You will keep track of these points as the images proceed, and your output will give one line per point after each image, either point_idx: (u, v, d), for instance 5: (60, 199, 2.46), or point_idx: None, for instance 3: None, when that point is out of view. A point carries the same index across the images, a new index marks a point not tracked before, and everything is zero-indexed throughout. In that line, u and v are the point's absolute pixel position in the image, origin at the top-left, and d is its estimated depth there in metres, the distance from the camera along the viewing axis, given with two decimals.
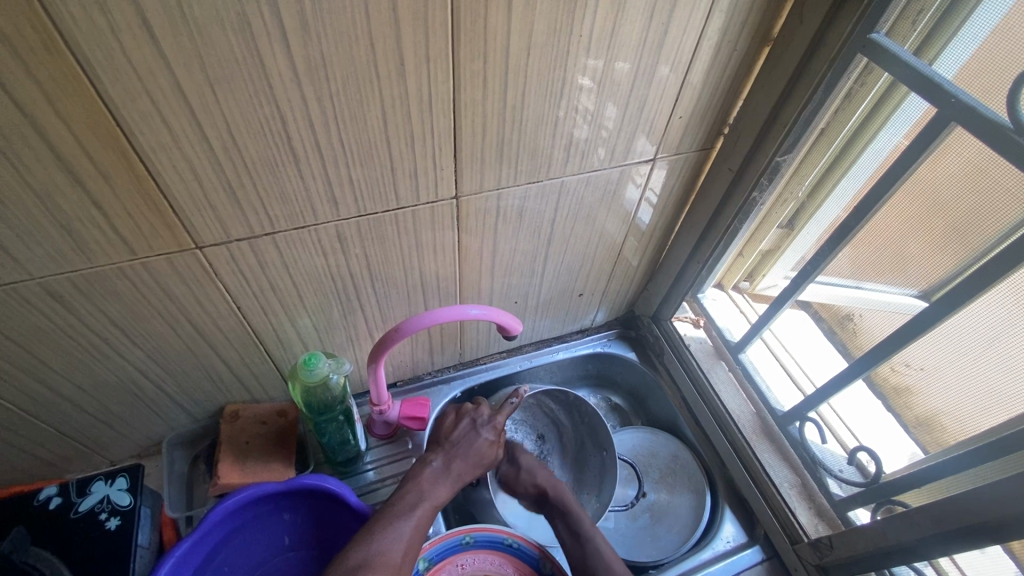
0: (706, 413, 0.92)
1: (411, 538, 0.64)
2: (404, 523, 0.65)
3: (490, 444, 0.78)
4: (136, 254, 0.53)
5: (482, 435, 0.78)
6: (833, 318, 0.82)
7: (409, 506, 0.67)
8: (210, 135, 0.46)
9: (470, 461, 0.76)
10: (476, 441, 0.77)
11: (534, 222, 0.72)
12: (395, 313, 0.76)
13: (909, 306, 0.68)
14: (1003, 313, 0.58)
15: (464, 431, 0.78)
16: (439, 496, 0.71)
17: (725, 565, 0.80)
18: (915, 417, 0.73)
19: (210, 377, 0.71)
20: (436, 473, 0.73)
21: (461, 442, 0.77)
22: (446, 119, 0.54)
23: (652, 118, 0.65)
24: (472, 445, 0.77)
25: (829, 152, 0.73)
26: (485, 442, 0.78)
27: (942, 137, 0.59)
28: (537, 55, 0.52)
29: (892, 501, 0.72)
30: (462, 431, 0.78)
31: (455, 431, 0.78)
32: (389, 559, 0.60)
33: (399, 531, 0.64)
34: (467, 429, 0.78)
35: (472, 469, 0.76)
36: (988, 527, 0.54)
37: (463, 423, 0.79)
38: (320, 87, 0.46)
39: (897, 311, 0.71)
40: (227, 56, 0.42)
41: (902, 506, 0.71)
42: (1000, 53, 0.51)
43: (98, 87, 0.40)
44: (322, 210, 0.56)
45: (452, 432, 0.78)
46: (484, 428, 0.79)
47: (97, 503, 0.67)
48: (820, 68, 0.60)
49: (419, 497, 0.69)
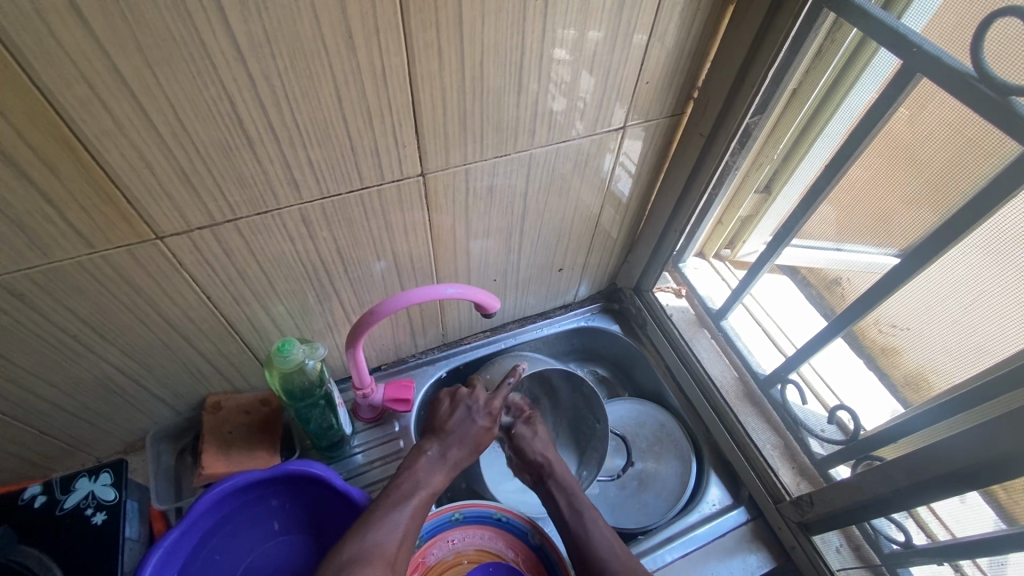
0: (691, 382, 0.93)
1: (407, 528, 0.65)
2: (400, 512, 0.65)
3: (484, 431, 0.77)
4: (94, 248, 0.52)
5: (476, 422, 0.77)
6: (820, 283, 0.80)
7: (404, 494, 0.67)
8: (156, 119, 0.45)
9: (466, 448, 0.75)
10: (472, 428, 0.76)
11: (506, 197, 0.71)
12: (371, 295, 0.75)
13: (882, 265, 0.68)
14: (974, 266, 0.59)
15: (459, 419, 0.77)
16: (434, 484, 0.70)
17: (711, 527, 0.82)
18: (903, 375, 0.71)
19: (188, 369, 0.71)
20: (430, 462, 0.73)
21: (457, 429, 0.76)
22: (403, 93, 0.52)
23: (619, 85, 0.64)
24: (467, 434, 0.76)
25: (802, 111, 0.72)
26: (480, 429, 0.77)
27: (907, 90, 0.58)
28: (492, 22, 0.51)
29: (871, 457, 0.73)
30: (458, 419, 0.77)
31: (450, 420, 0.77)
32: (387, 549, 0.61)
33: (393, 522, 0.64)
34: (462, 417, 0.77)
35: (467, 457, 0.75)
36: (957, 475, 0.56)
37: (459, 411, 0.77)
38: (266, 64, 0.45)
39: (869, 270, 0.71)
40: (165, 36, 0.40)
41: (880, 460, 0.71)
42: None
43: (32, 75, 0.39)
44: (283, 193, 0.56)
45: (446, 421, 0.77)
46: (479, 415, 0.77)
47: (82, 500, 0.67)
48: (786, 25, 0.59)
49: (413, 486, 0.69)
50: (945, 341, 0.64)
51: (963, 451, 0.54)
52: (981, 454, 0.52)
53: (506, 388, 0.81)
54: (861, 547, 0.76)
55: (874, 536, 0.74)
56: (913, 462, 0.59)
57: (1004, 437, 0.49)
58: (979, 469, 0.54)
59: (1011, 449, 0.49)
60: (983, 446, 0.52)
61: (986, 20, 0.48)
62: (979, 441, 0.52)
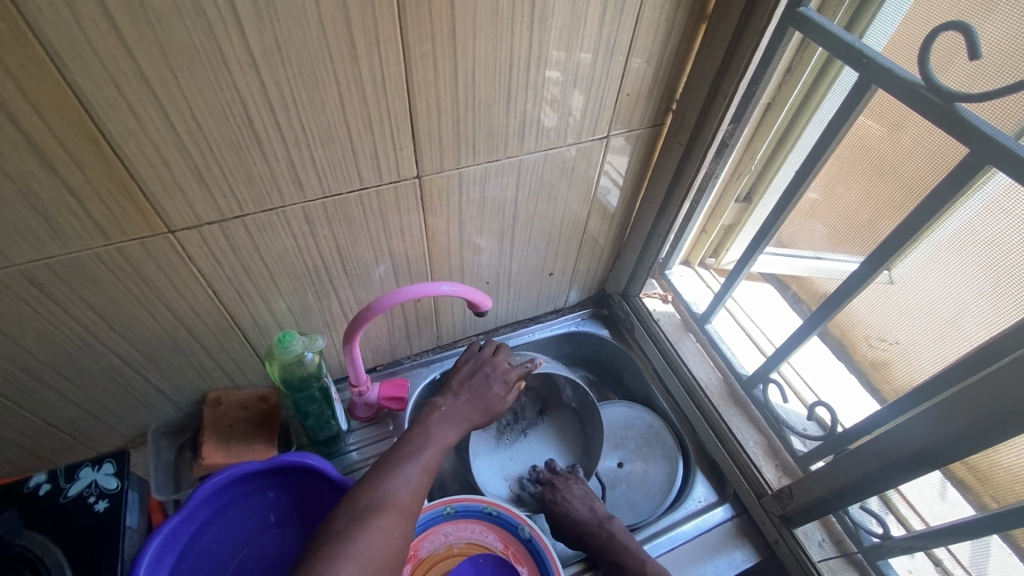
0: (676, 382, 0.96)
1: (419, 481, 0.64)
2: (420, 459, 0.66)
3: (498, 397, 0.79)
4: (110, 238, 0.55)
5: (491, 388, 0.79)
6: (811, 298, 0.83)
7: (418, 447, 0.68)
8: (174, 118, 0.49)
9: (479, 407, 0.77)
10: (485, 393, 0.78)
11: (497, 203, 0.75)
12: (369, 294, 0.79)
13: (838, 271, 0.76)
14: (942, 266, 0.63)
15: (477, 382, 0.79)
16: (446, 438, 0.71)
17: (697, 523, 0.84)
18: (892, 390, 0.72)
19: (192, 363, 0.74)
20: (444, 415, 0.74)
21: (471, 390, 0.78)
22: (400, 99, 0.57)
23: (602, 97, 0.69)
24: (480, 397, 0.78)
25: (777, 124, 0.77)
26: (493, 395, 0.79)
27: (865, 97, 0.63)
28: (482, 36, 0.56)
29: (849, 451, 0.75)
30: (475, 381, 0.79)
31: (467, 382, 0.79)
32: (401, 501, 0.61)
33: (407, 474, 0.64)
34: (480, 380, 0.80)
35: (479, 418, 0.77)
36: (922, 453, 0.59)
37: (478, 374, 0.80)
38: (276, 71, 0.49)
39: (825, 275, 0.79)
40: (186, 44, 0.45)
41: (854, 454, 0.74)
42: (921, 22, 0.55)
43: (66, 75, 0.43)
44: (288, 192, 0.60)
45: (464, 381, 0.79)
46: (495, 381, 0.80)
47: (85, 487, 0.70)
48: (752, 41, 0.64)
49: (427, 439, 0.70)
50: (931, 352, 0.66)
51: (922, 431, 0.58)
52: (940, 434, 0.56)
53: (524, 367, 0.82)
54: (843, 541, 0.78)
55: (855, 530, 0.77)
56: (879, 446, 0.62)
57: (966, 410, 0.53)
58: (939, 449, 0.58)
59: (967, 425, 0.53)
60: (942, 426, 0.55)
61: (934, 30, 0.53)
62: (938, 420, 0.56)
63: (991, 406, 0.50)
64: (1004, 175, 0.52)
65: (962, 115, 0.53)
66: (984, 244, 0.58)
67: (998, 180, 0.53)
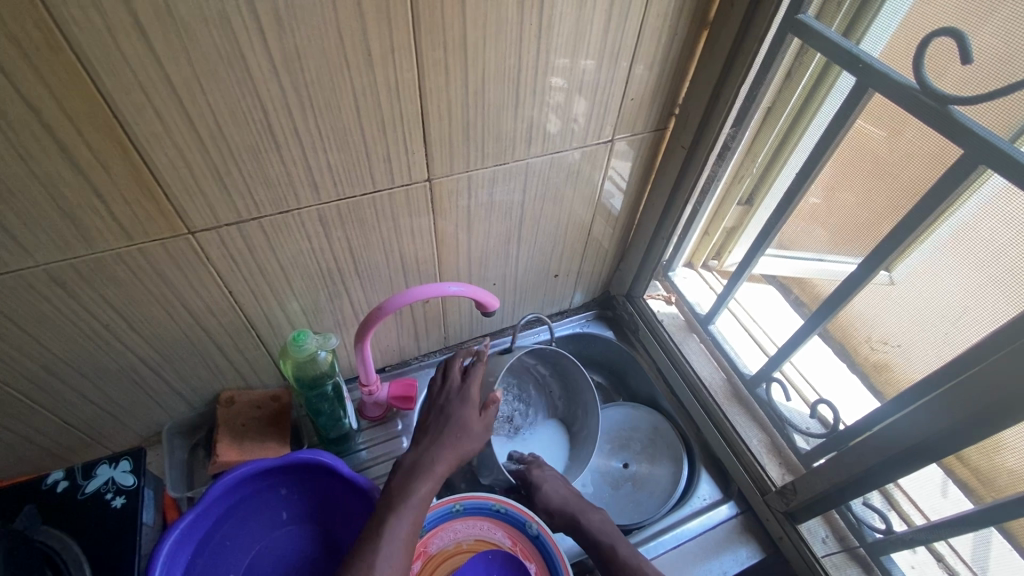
0: (680, 381, 0.98)
1: (401, 550, 0.61)
2: (388, 534, 0.61)
3: (464, 425, 0.72)
4: (133, 239, 0.57)
5: (454, 415, 0.72)
6: (812, 301, 0.86)
7: (390, 510, 0.64)
8: (198, 123, 0.51)
9: (448, 442, 0.70)
10: (448, 426, 0.72)
11: (505, 205, 0.77)
12: (378, 294, 0.80)
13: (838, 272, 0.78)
14: (940, 265, 0.64)
15: (438, 418, 0.73)
16: (421, 488, 0.66)
17: (701, 521, 0.85)
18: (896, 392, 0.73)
19: (205, 363, 0.75)
20: (417, 469, 0.67)
21: (433, 429, 0.72)
22: (413, 104, 0.59)
23: (607, 102, 0.70)
24: (444, 430, 0.71)
25: (777, 128, 0.79)
26: (458, 425, 0.71)
27: (862, 101, 0.65)
28: (492, 43, 0.58)
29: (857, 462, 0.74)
30: (437, 418, 0.73)
31: (430, 421, 0.73)
32: None
33: (388, 550, 0.60)
34: (441, 414, 0.73)
35: (454, 454, 0.70)
36: (925, 444, 0.61)
37: (437, 410, 0.74)
38: (296, 78, 0.51)
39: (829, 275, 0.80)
40: (211, 51, 0.47)
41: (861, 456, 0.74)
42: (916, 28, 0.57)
43: (97, 82, 0.45)
44: (304, 195, 0.62)
45: (427, 421, 0.73)
46: (456, 407, 0.73)
47: (103, 484, 0.72)
48: (753, 46, 0.66)
49: (400, 498, 0.65)
50: (928, 359, 0.68)
51: (920, 424, 0.60)
52: (939, 425, 0.58)
53: (474, 372, 0.76)
54: (846, 537, 0.79)
55: (858, 526, 0.78)
56: (881, 440, 0.64)
57: (969, 399, 0.54)
58: (938, 440, 0.60)
59: (966, 415, 0.56)
60: (942, 417, 0.58)
61: (924, 40, 0.55)
62: (938, 413, 0.58)
63: (988, 396, 0.53)
64: (999, 177, 0.54)
65: (956, 119, 0.55)
66: (980, 245, 0.59)
67: (994, 182, 0.55)
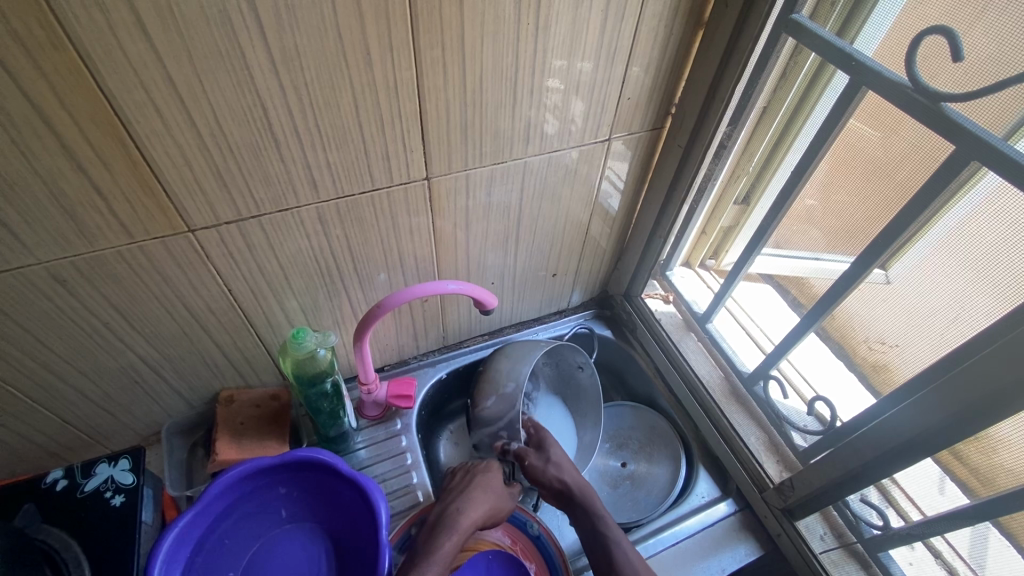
0: (678, 380, 0.98)
1: None
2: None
3: (488, 488, 0.77)
4: (133, 237, 0.57)
5: (479, 479, 0.78)
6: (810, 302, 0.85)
7: (419, 562, 0.67)
8: (198, 121, 0.51)
9: (476, 504, 0.74)
10: (474, 486, 0.76)
11: (503, 205, 0.78)
12: (378, 294, 0.81)
13: (828, 271, 0.80)
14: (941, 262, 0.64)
15: (461, 481, 0.78)
16: (449, 541, 0.69)
17: (700, 518, 0.85)
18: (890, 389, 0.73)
19: (205, 361, 0.75)
20: (443, 526, 0.71)
21: (456, 490, 0.76)
22: (411, 102, 0.59)
23: (603, 101, 0.71)
24: (467, 489, 0.76)
25: (773, 127, 0.80)
26: (482, 489, 0.76)
27: (855, 100, 0.66)
28: (489, 43, 0.58)
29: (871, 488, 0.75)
30: (460, 482, 0.78)
31: (455, 485, 0.77)
32: None
33: None
34: (465, 479, 0.78)
35: (481, 514, 0.74)
36: (929, 436, 0.61)
37: (462, 477, 0.79)
38: (295, 76, 0.52)
39: (818, 274, 0.82)
40: (211, 49, 0.47)
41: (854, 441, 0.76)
42: (908, 27, 0.58)
43: (98, 79, 0.46)
44: (303, 193, 0.62)
45: (452, 486, 0.78)
46: (480, 473, 0.79)
47: (102, 483, 0.72)
48: (747, 46, 0.67)
49: (429, 551, 0.68)
50: (921, 355, 0.68)
51: (916, 419, 0.60)
52: (933, 419, 0.59)
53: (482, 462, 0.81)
54: (844, 533, 0.80)
55: (855, 522, 0.78)
56: (879, 434, 0.65)
57: (965, 392, 0.55)
58: (931, 433, 0.61)
59: (959, 409, 0.56)
60: (935, 411, 0.58)
61: (916, 37, 0.56)
62: (932, 406, 0.58)
63: (981, 389, 0.53)
64: (994, 173, 0.54)
65: (948, 115, 0.56)
66: (975, 242, 0.60)
67: (989, 179, 0.55)
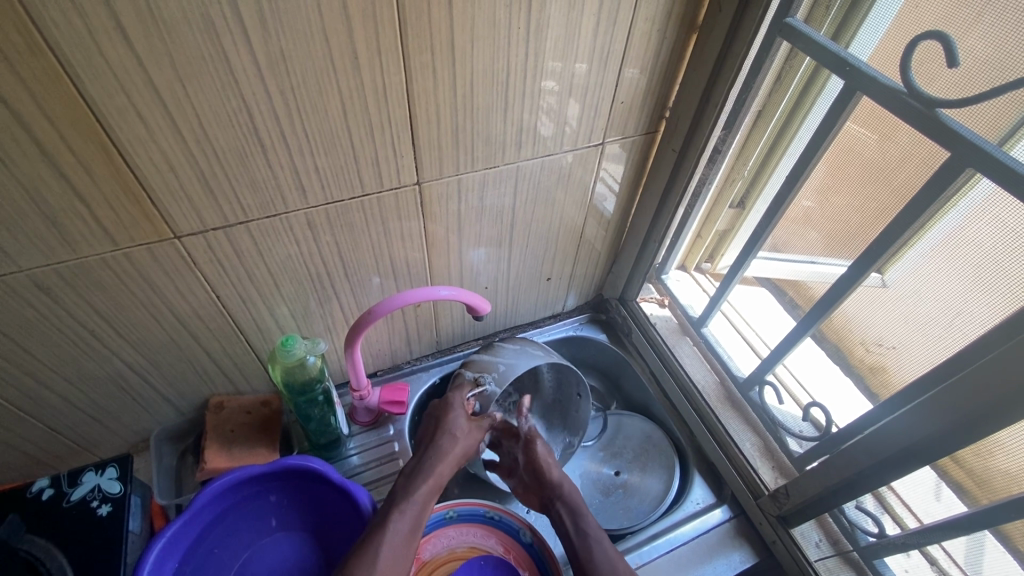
0: (674, 385, 0.97)
1: (407, 535, 0.66)
2: (392, 526, 0.66)
3: (460, 429, 0.76)
4: (117, 244, 0.57)
5: (450, 427, 0.76)
6: (805, 303, 0.85)
7: (395, 504, 0.68)
8: (182, 128, 0.51)
9: (449, 447, 0.74)
10: (445, 432, 0.75)
11: (496, 209, 0.77)
12: (369, 299, 0.80)
13: (828, 275, 0.79)
14: (938, 268, 0.64)
15: (431, 427, 0.77)
16: (424, 486, 0.70)
17: (695, 525, 0.85)
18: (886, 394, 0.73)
19: (194, 368, 0.75)
20: (416, 472, 0.72)
21: (428, 437, 0.76)
22: (401, 107, 0.59)
23: (597, 105, 0.70)
24: (440, 436, 0.75)
25: (768, 131, 0.79)
26: (453, 432, 0.76)
27: (851, 103, 0.65)
28: (480, 47, 0.57)
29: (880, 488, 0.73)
30: (431, 427, 0.77)
31: (427, 433, 0.77)
32: (394, 563, 0.63)
33: (394, 534, 0.65)
34: (434, 425, 0.77)
35: (454, 457, 0.74)
36: (928, 444, 0.60)
37: (431, 422, 0.78)
38: (282, 80, 0.51)
39: (815, 277, 0.81)
40: (195, 54, 0.46)
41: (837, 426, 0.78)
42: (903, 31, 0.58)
43: (78, 85, 0.45)
44: (291, 198, 0.61)
45: (425, 433, 0.77)
46: (453, 422, 0.76)
47: (89, 492, 0.72)
48: (741, 50, 0.66)
49: (404, 495, 0.69)
50: (918, 359, 0.68)
51: (912, 427, 0.60)
52: (930, 428, 0.58)
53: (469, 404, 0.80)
54: (840, 541, 0.79)
55: (851, 530, 0.78)
56: (876, 442, 0.64)
57: (961, 401, 0.54)
58: (929, 442, 0.60)
59: (954, 420, 0.56)
60: (930, 420, 0.58)
61: (912, 41, 0.55)
62: (927, 414, 0.58)
63: (977, 398, 0.53)
64: (989, 180, 0.54)
65: (943, 121, 0.55)
66: (973, 249, 0.59)
67: (983, 185, 0.55)
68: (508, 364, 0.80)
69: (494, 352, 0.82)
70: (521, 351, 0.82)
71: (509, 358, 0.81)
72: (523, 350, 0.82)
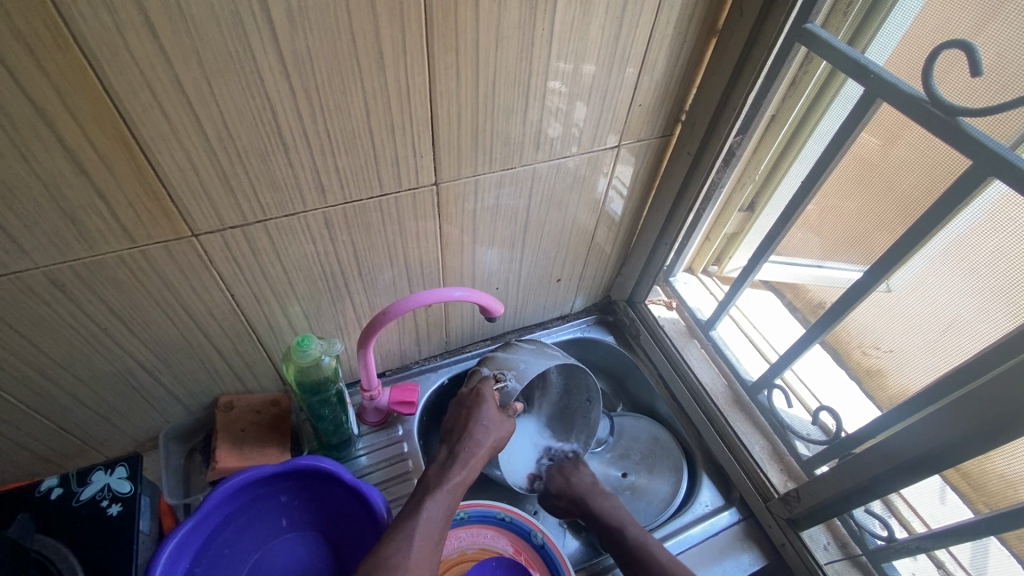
0: (683, 388, 0.98)
1: (442, 519, 0.66)
2: (426, 514, 0.65)
3: (491, 419, 0.76)
4: (135, 242, 0.56)
5: (483, 417, 0.76)
6: (806, 307, 0.86)
7: (429, 490, 0.68)
8: (206, 126, 0.50)
9: (483, 437, 0.74)
10: (476, 423, 0.75)
11: (511, 210, 0.77)
12: (381, 300, 0.80)
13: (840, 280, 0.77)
14: (945, 276, 0.64)
15: (462, 417, 0.77)
16: (459, 474, 0.70)
17: (704, 527, 0.85)
18: (888, 398, 0.74)
19: (205, 367, 0.74)
20: (450, 460, 0.72)
21: (459, 425, 0.77)
22: (423, 108, 0.58)
23: (614, 108, 0.70)
24: (472, 426, 0.75)
25: (781, 135, 0.80)
26: (486, 423, 0.76)
27: (869, 113, 0.65)
28: (504, 49, 0.57)
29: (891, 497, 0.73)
30: (461, 418, 0.77)
31: (456, 422, 0.77)
32: (429, 544, 0.63)
33: (428, 518, 0.65)
34: (465, 415, 0.77)
35: (488, 446, 0.74)
36: (941, 453, 0.60)
37: (461, 413, 0.78)
38: (306, 79, 0.51)
39: (818, 281, 0.82)
40: (222, 52, 0.46)
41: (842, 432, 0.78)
42: (924, 39, 0.58)
43: (103, 81, 0.44)
44: (310, 197, 0.61)
45: (455, 423, 0.78)
46: (485, 411, 0.77)
47: (98, 492, 0.71)
48: (762, 55, 0.66)
49: (438, 480, 0.70)
50: (920, 365, 0.69)
51: (926, 434, 0.60)
52: (944, 437, 0.58)
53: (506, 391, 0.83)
54: (847, 544, 0.80)
55: (860, 533, 0.79)
56: (890, 449, 0.64)
57: (975, 408, 0.55)
58: (941, 450, 0.60)
59: (968, 427, 0.56)
60: (942, 427, 0.58)
61: (933, 50, 0.55)
62: (939, 421, 0.58)
63: (992, 407, 0.53)
64: (1003, 184, 0.54)
65: (964, 128, 0.55)
66: (984, 257, 0.59)
67: (998, 188, 0.55)
68: (527, 362, 0.85)
69: (510, 351, 0.87)
70: (534, 351, 0.87)
71: (526, 357, 0.86)
72: (537, 351, 0.87)
